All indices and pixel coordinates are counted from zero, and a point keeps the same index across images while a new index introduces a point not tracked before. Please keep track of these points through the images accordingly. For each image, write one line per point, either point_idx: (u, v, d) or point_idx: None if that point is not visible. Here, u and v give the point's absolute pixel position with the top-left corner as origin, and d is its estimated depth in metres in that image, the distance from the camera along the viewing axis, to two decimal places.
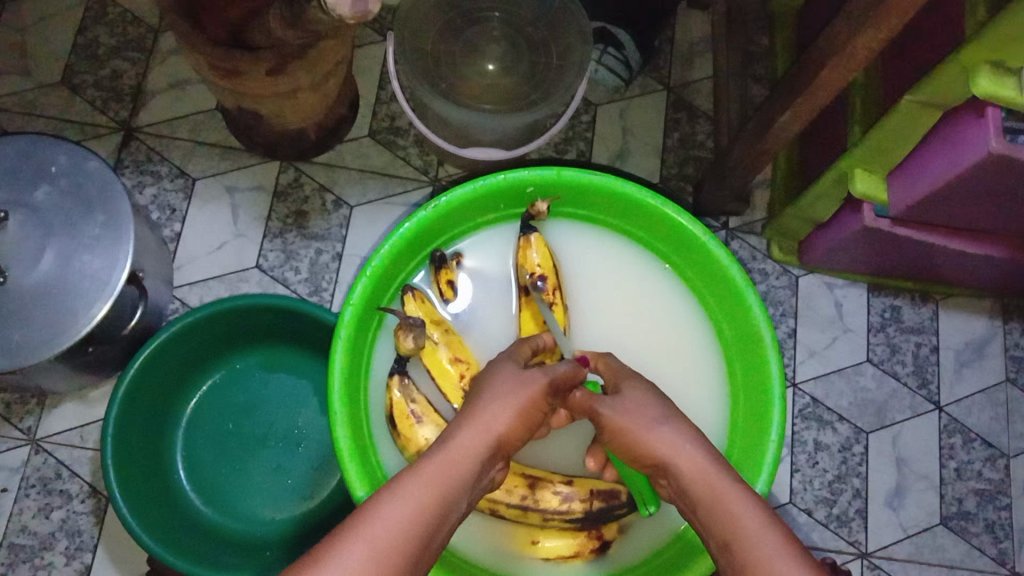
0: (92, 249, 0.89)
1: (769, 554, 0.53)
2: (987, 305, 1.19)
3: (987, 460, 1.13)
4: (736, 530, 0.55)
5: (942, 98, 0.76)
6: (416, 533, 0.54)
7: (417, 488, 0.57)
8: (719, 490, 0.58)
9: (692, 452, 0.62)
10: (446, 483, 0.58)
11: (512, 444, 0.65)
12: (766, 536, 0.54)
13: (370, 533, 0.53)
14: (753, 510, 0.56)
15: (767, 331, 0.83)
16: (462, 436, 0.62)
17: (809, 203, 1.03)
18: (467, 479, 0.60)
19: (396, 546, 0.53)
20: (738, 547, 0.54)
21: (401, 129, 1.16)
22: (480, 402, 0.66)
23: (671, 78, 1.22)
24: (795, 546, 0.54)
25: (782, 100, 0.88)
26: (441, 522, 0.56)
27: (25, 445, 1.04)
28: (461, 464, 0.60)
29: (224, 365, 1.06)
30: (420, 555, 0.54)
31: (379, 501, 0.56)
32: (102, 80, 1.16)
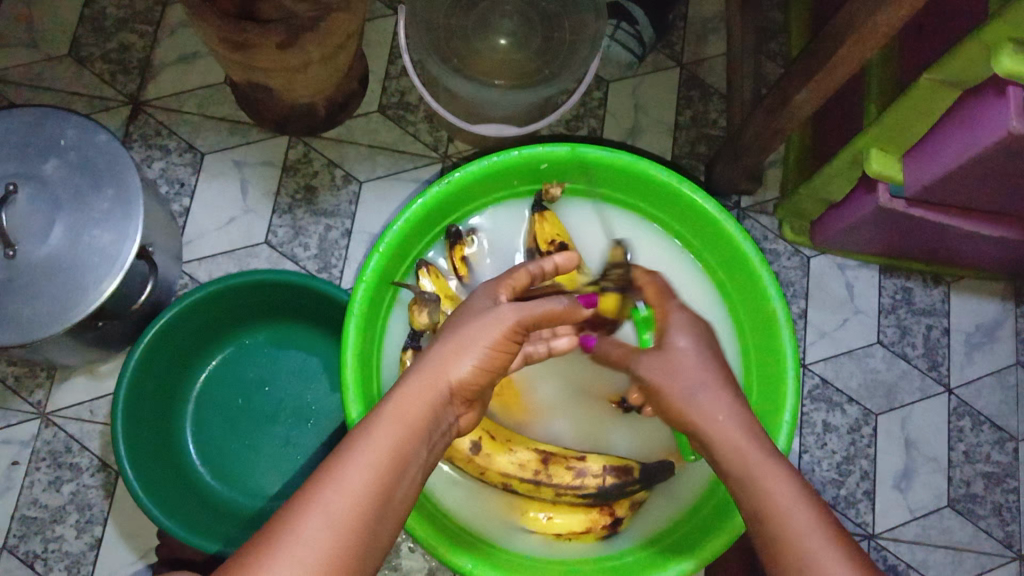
0: (101, 223, 0.88)
1: (801, 529, 0.56)
2: (1000, 288, 1.18)
3: (996, 443, 1.12)
4: (767, 504, 0.58)
5: (963, 77, 0.75)
6: (379, 495, 0.54)
7: (376, 447, 0.56)
8: (752, 461, 0.61)
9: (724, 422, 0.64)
10: (405, 440, 0.58)
11: (470, 388, 0.64)
12: (798, 512, 0.57)
13: (331, 500, 0.52)
14: (788, 484, 0.59)
15: (780, 301, 0.82)
16: (422, 386, 0.61)
17: (823, 182, 1.02)
18: (426, 432, 0.60)
19: (359, 512, 0.53)
20: (770, 520, 0.58)
21: (411, 105, 1.15)
22: (443, 345, 0.65)
23: (684, 54, 1.20)
24: (825, 520, 0.57)
25: (799, 77, 0.86)
26: (402, 477, 0.56)
27: (36, 418, 1.04)
28: (416, 417, 0.60)
29: (234, 341, 1.06)
30: (384, 514, 0.54)
31: (337, 462, 0.55)
32: (110, 53, 1.15)
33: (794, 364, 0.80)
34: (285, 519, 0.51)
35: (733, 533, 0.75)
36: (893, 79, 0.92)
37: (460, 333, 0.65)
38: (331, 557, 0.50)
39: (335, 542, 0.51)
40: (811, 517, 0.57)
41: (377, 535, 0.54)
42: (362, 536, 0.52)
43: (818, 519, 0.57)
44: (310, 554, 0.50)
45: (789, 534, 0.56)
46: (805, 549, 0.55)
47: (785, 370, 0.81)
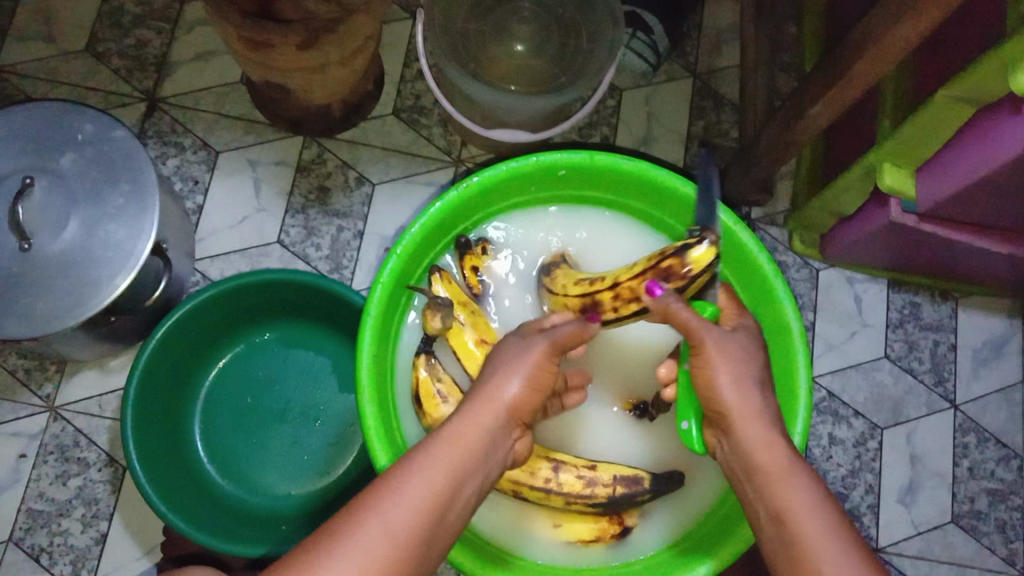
0: (117, 219, 0.89)
1: (816, 537, 0.57)
2: (1007, 305, 1.18)
3: (1001, 460, 1.13)
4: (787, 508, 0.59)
5: (979, 94, 0.75)
6: (431, 512, 0.57)
7: (432, 467, 0.59)
8: (775, 465, 0.62)
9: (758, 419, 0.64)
10: (462, 459, 0.60)
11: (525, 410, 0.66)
12: (817, 519, 0.58)
13: (388, 513, 0.55)
14: (810, 492, 0.60)
15: (794, 318, 0.83)
16: (479, 409, 0.64)
17: (836, 195, 1.03)
18: (483, 454, 0.62)
19: (413, 526, 0.56)
20: (788, 522, 0.59)
21: (425, 108, 1.16)
22: (496, 371, 0.67)
23: (698, 65, 1.21)
24: (844, 531, 0.58)
25: (814, 91, 0.87)
26: (455, 497, 0.59)
27: (44, 412, 1.04)
28: (470, 442, 0.62)
29: (244, 339, 1.06)
30: (434, 529, 0.57)
31: (395, 478, 0.58)
32: (127, 49, 1.15)
33: (806, 382, 0.81)
34: (340, 527, 0.55)
35: (743, 545, 0.75)
36: (907, 95, 0.93)
37: (511, 360, 0.67)
38: (381, 567, 0.53)
39: (385, 554, 0.54)
40: (829, 526, 0.58)
41: (426, 550, 0.56)
42: (412, 549, 0.55)
43: (834, 528, 0.58)
44: (362, 562, 0.53)
45: (803, 543, 0.57)
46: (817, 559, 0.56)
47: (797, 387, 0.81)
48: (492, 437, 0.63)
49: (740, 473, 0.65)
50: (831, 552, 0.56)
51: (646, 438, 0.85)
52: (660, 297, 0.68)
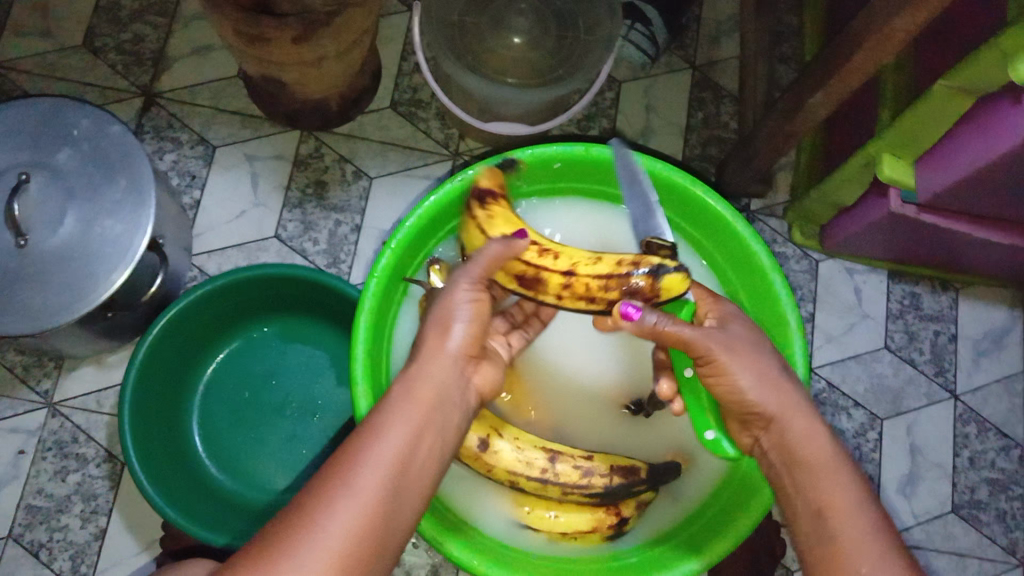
0: (114, 214, 0.88)
1: (859, 535, 0.57)
2: (1008, 296, 1.18)
3: (1001, 450, 1.12)
4: (833, 503, 0.60)
5: (979, 84, 0.75)
6: (399, 473, 0.55)
7: (395, 429, 0.57)
8: (823, 461, 0.62)
9: (804, 418, 0.65)
10: (424, 418, 0.59)
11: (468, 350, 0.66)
12: (862, 518, 0.58)
13: (355, 476, 0.53)
14: (852, 491, 0.60)
15: (792, 313, 0.82)
16: (428, 370, 0.63)
17: (835, 187, 1.02)
18: (440, 411, 0.61)
19: (385, 490, 0.53)
20: (833, 518, 0.59)
21: (423, 102, 1.15)
22: (432, 325, 0.67)
23: (697, 56, 1.20)
24: (887, 530, 0.58)
25: (812, 81, 0.86)
26: (420, 454, 0.57)
27: (43, 408, 1.04)
28: (428, 393, 0.61)
29: (241, 333, 1.06)
30: (404, 488, 0.55)
31: (359, 445, 0.55)
32: (123, 44, 1.15)
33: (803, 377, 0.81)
34: (310, 501, 0.52)
35: (748, 528, 0.75)
36: (906, 86, 0.92)
37: (440, 313, 0.67)
38: (360, 536, 0.51)
39: (363, 520, 0.51)
40: (870, 526, 0.58)
41: (399, 509, 0.54)
42: (387, 514, 0.53)
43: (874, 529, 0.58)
44: (339, 533, 0.50)
45: (847, 539, 0.57)
46: (862, 558, 0.56)
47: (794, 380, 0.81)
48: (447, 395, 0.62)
49: (782, 468, 0.65)
50: (872, 554, 0.56)
51: (643, 432, 0.85)
52: (643, 321, 0.66)
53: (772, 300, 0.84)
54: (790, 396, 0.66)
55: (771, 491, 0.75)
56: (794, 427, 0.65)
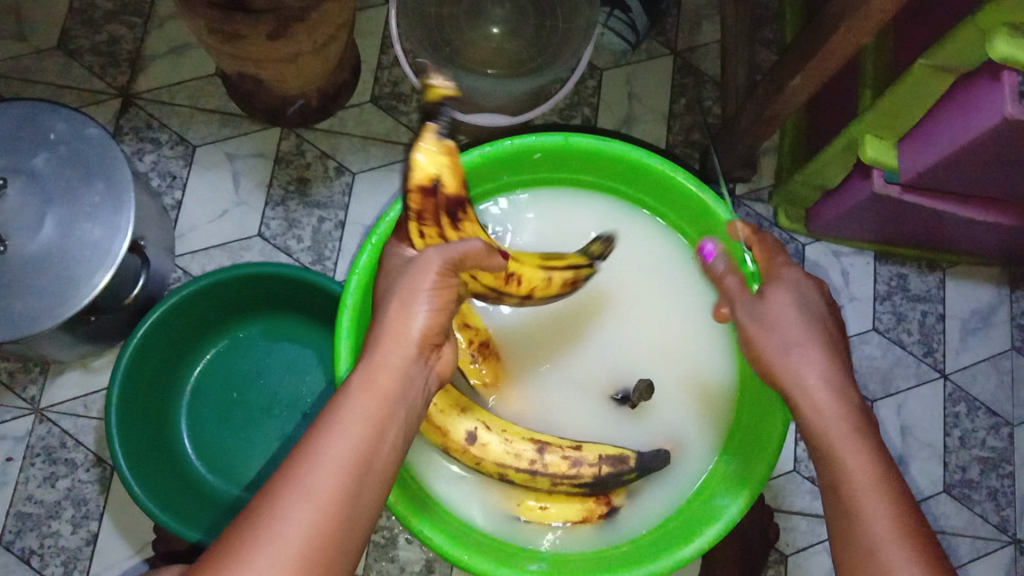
0: (93, 217, 0.88)
1: (873, 512, 0.58)
2: (995, 274, 1.18)
3: (991, 429, 1.13)
4: (848, 481, 0.60)
5: (958, 62, 0.75)
6: (356, 470, 0.55)
7: (351, 424, 0.57)
8: (836, 436, 0.62)
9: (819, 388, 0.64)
10: (382, 408, 0.59)
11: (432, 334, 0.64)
12: (875, 495, 0.59)
13: (308, 478, 0.53)
14: (868, 462, 0.60)
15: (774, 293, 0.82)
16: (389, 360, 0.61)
17: (819, 169, 1.02)
18: (396, 402, 0.60)
19: (341, 487, 0.54)
20: (848, 496, 0.60)
21: (403, 95, 1.15)
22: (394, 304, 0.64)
23: (678, 42, 1.20)
24: (901, 506, 0.59)
25: (792, 64, 0.86)
26: (379, 447, 0.57)
27: (29, 414, 1.04)
28: (383, 386, 0.60)
29: (227, 333, 1.06)
30: (362, 484, 0.55)
31: (316, 441, 0.56)
32: (99, 45, 1.14)
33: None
34: (269, 500, 0.53)
35: (738, 513, 0.76)
36: (886, 66, 0.92)
37: (403, 286, 0.64)
38: (316, 534, 0.52)
39: (320, 517, 0.52)
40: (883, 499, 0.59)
41: (359, 505, 0.55)
42: (346, 509, 0.53)
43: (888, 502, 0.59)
44: (297, 532, 0.51)
45: (860, 519, 0.58)
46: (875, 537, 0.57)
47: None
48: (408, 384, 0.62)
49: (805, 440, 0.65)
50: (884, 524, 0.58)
51: (631, 418, 0.85)
52: None
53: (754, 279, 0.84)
54: (810, 365, 0.65)
55: (747, 499, 0.76)
56: (809, 403, 0.64)
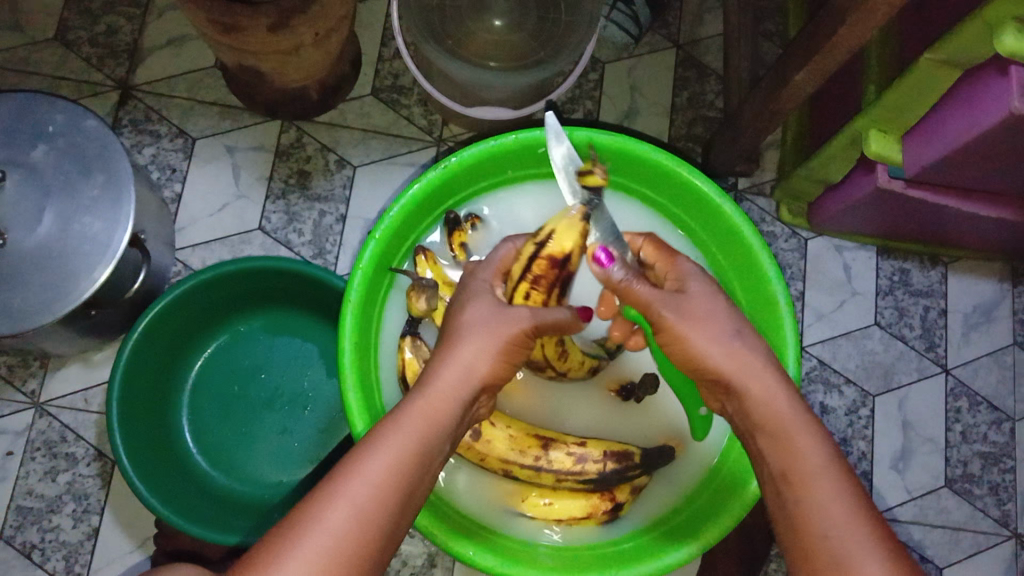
0: (92, 210, 0.87)
1: (827, 495, 0.54)
2: (997, 268, 1.18)
3: (993, 424, 1.13)
4: (796, 465, 0.56)
5: (964, 56, 0.74)
6: (399, 487, 0.54)
7: (395, 439, 0.55)
8: (784, 419, 0.58)
9: (762, 375, 0.60)
10: (429, 427, 0.57)
11: (499, 377, 0.64)
12: (827, 477, 0.55)
13: (354, 489, 0.52)
14: (817, 451, 0.56)
15: (784, 302, 0.81)
16: (442, 380, 0.60)
17: (822, 163, 1.01)
18: (444, 424, 0.59)
19: (378, 501, 0.52)
20: (797, 481, 0.56)
21: (404, 88, 1.14)
22: (463, 330, 0.64)
23: (680, 35, 1.19)
24: (851, 487, 0.55)
25: (796, 57, 0.85)
26: (426, 468, 0.56)
27: (29, 409, 1.03)
28: (442, 411, 0.59)
29: (228, 328, 1.05)
30: (402, 503, 0.54)
31: (358, 455, 0.54)
32: (97, 37, 1.13)
33: (794, 362, 0.80)
34: (306, 508, 0.51)
35: (744, 506, 0.76)
36: (891, 59, 0.92)
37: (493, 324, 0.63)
38: (347, 547, 0.50)
39: (353, 530, 0.51)
40: (835, 488, 0.54)
41: (397, 524, 0.53)
42: (381, 523, 0.52)
43: (842, 493, 0.54)
44: (327, 542, 0.49)
45: (814, 502, 0.54)
46: (829, 520, 0.53)
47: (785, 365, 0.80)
48: (460, 407, 0.60)
49: (744, 431, 0.61)
50: (839, 517, 0.53)
51: (636, 414, 0.85)
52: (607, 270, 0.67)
53: (765, 285, 0.83)
54: (748, 355, 0.61)
55: (751, 496, 0.75)
56: (751, 389, 0.60)
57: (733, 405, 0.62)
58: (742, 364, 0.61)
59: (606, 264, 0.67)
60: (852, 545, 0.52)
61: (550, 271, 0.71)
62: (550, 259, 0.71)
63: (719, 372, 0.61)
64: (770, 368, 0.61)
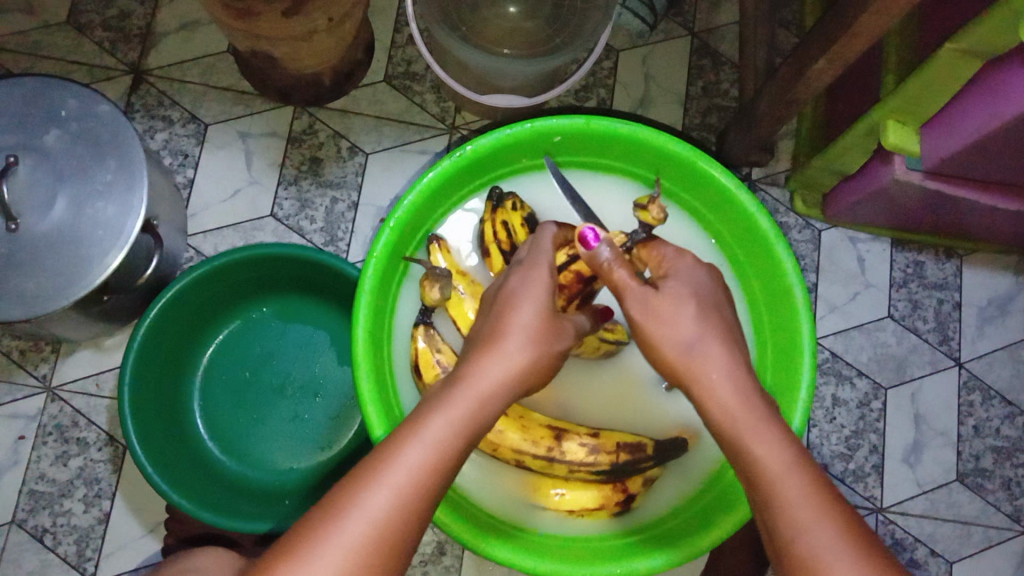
0: (105, 196, 0.87)
1: (792, 498, 0.53)
2: (1013, 262, 1.16)
3: (1006, 418, 1.12)
4: (758, 468, 0.55)
5: (988, 44, 0.73)
6: (434, 476, 0.53)
7: (438, 424, 0.55)
8: (742, 425, 0.57)
9: (720, 380, 0.59)
10: (472, 415, 0.56)
11: (541, 368, 0.62)
12: (791, 481, 0.54)
13: (390, 478, 0.51)
14: (780, 452, 0.55)
15: (806, 317, 0.80)
16: (489, 368, 0.59)
17: (837, 154, 1.00)
18: (486, 413, 0.58)
19: (416, 491, 0.52)
20: (761, 483, 0.55)
21: (417, 75, 1.13)
22: (502, 318, 0.62)
23: (696, 22, 1.18)
24: (819, 489, 0.54)
25: (814, 46, 0.84)
26: (462, 461, 0.55)
27: (41, 393, 1.04)
28: (483, 405, 0.57)
29: (241, 314, 1.05)
30: (435, 492, 0.53)
31: (397, 441, 0.54)
32: (110, 21, 1.12)
33: (807, 386, 0.79)
34: (345, 493, 0.51)
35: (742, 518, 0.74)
36: (910, 49, 0.91)
37: (537, 323, 0.62)
38: (383, 533, 0.50)
39: (388, 517, 0.50)
40: (803, 489, 0.53)
41: (428, 515, 0.53)
42: (417, 509, 0.51)
43: (808, 491, 0.53)
44: (362, 528, 0.49)
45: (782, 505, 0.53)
46: (795, 521, 0.52)
47: (798, 385, 0.79)
48: (501, 399, 0.59)
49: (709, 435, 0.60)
50: (806, 519, 0.52)
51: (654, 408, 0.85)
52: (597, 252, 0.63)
53: (790, 304, 0.82)
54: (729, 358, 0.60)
55: (747, 508, 0.74)
56: (712, 396, 0.59)
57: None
58: (693, 368, 0.60)
59: (594, 247, 0.63)
60: (821, 544, 0.50)
61: (575, 285, 0.72)
62: (576, 274, 0.71)
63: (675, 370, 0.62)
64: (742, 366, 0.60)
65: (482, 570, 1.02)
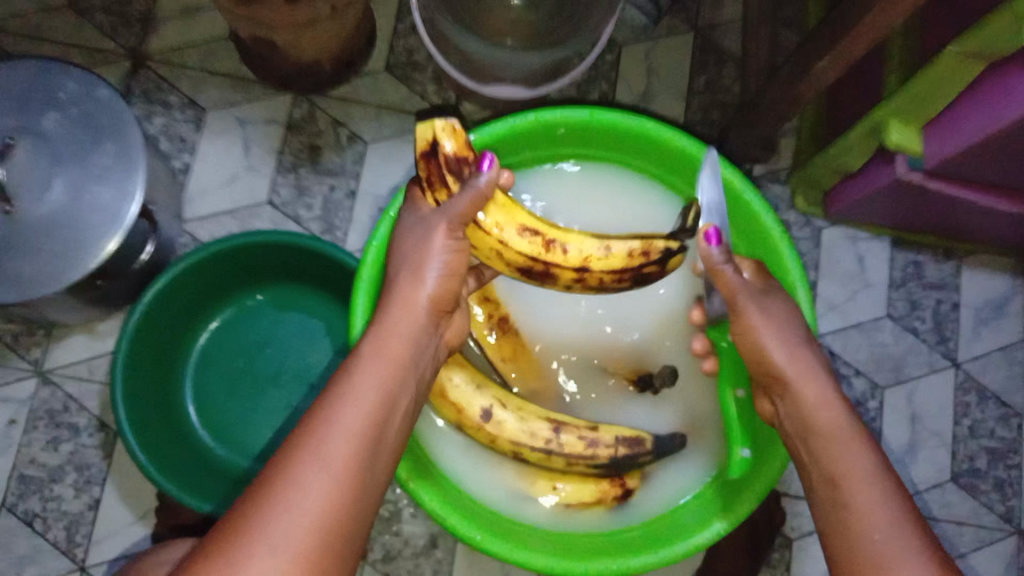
0: (102, 179, 0.86)
1: (870, 501, 0.61)
2: (1011, 264, 1.16)
3: (1000, 419, 1.12)
4: (846, 470, 0.63)
5: (992, 47, 0.72)
6: (370, 431, 0.59)
7: (362, 384, 0.61)
8: (837, 431, 0.66)
9: (821, 387, 0.69)
10: (391, 371, 0.63)
11: (444, 299, 0.70)
12: (873, 485, 0.62)
13: (326, 444, 0.56)
14: (865, 459, 0.64)
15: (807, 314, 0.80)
16: (394, 325, 0.67)
17: (839, 152, 1.00)
18: (405, 360, 0.65)
19: (354, 450, 0.57)
20: (844, 484, 0.63)
21: (418, 64, 1.12)
22: (405, 272, 0.70)
23: (699, 18, 1.17)
24: (897, 494, 0.62)
25: (818, 43, 0.83)
26: (393, 408, 0.62)
27: (33, 377, 1.03)
28: (397, 350, 0.65)
29: (235, 302, 1.04)
30: (378, 446, 0.59)
31: (327, 408, 0.59)
32: (110, 4, 1.11)
33: None
34: (283, 467, 0.55)
35: (770, 481, 0.75)
36: (914, 49, 0.90)
37: (414, 258, 0.70)
38: (335, 500, 0.55)
39: (335, 483, 0.55)
40: (880, 494, 0.61)
41: (372, 469, 0.58)
42: (359, 474, 0.57)
43: (885, 496, 0.61)
44: (314, 503, 0.54)
45: (858, 509, 0.61)
46: (872, 526, 0.60)
47: None
48: (414, 347, 0.67)
49: (793, 432, 0.69)
50: (882, 523, 0.60)
51: (651, 406, 0.84)
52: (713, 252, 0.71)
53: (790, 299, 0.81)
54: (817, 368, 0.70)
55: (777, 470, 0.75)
56: (807, 395, 0.68)
57: (784, 407, 0.70)
58: (800, 371, 0.69)
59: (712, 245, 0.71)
60: (895, 548, 0.59)
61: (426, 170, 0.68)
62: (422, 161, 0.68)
63: (781, 372, 0.70)
64: (830, 382, 0.70)
65: (474, 563, 1.02)
